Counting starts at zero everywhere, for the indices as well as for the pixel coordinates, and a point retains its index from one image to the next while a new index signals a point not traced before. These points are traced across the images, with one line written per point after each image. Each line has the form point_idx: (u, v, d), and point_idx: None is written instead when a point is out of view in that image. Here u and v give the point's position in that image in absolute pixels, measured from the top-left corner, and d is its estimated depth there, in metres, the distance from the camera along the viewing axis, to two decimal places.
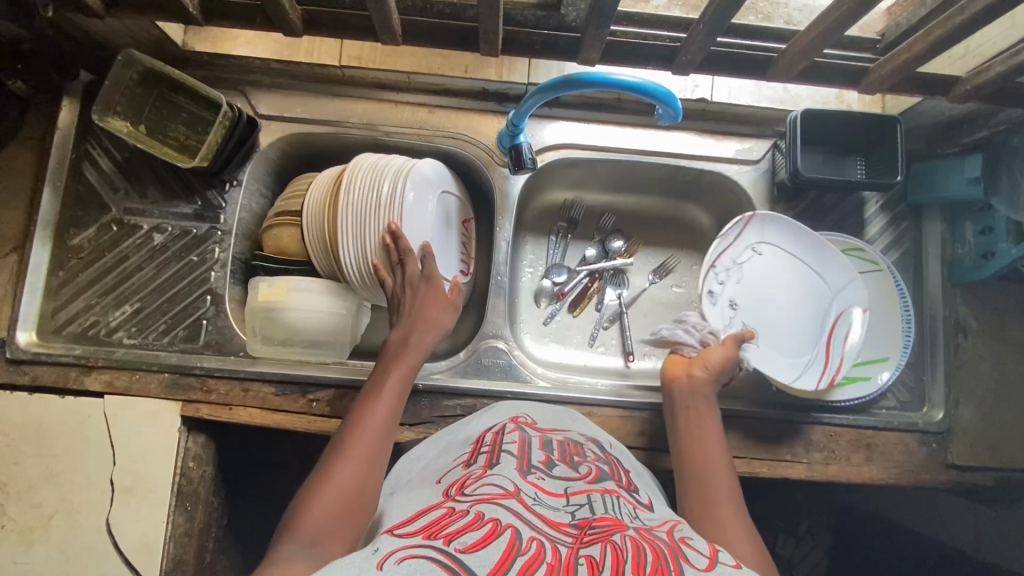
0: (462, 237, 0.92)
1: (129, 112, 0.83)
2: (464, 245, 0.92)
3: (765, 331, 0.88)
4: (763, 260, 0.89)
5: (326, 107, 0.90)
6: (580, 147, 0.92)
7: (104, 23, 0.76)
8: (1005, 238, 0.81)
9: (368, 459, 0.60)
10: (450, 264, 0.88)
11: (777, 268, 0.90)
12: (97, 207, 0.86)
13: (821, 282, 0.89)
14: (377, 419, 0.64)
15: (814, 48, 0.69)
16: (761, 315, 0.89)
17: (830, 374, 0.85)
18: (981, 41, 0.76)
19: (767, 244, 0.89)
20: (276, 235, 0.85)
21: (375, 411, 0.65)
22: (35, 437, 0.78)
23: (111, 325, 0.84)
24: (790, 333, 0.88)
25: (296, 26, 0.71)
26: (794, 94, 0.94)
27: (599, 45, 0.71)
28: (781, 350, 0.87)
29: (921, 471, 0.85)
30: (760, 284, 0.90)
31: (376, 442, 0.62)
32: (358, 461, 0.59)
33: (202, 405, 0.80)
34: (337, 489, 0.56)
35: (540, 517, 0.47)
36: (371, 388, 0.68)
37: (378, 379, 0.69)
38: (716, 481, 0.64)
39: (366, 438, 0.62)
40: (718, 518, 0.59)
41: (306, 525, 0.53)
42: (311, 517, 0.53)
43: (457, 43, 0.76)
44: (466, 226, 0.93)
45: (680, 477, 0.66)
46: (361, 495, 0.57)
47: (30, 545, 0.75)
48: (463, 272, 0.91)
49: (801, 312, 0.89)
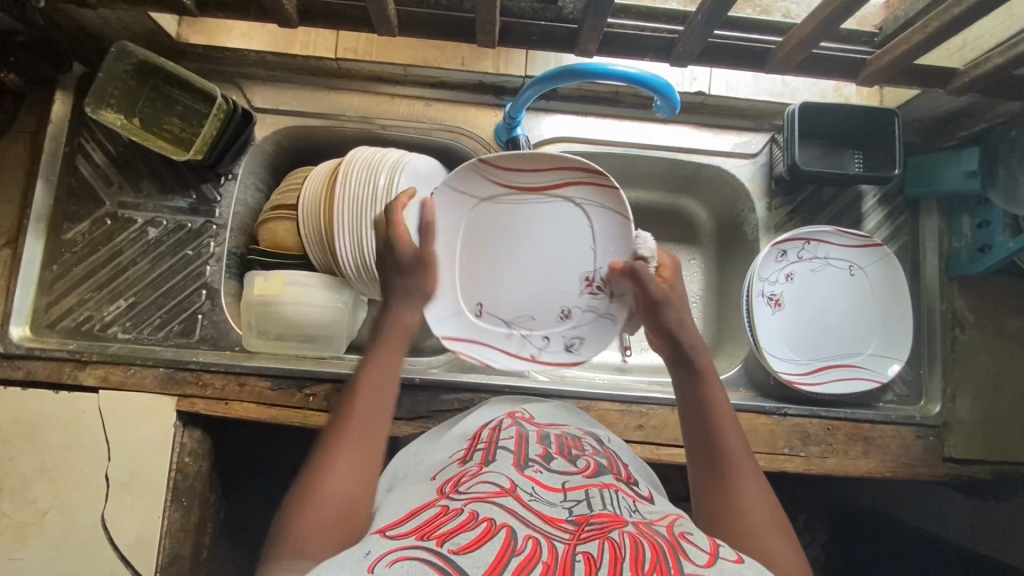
0: (565, 244, 0.79)
1: (122, 105, 0.82)
2: (553, 245, 0.79)
3: (791, 314, 0.89)
4: (848, 271, 0.90)
5: (322, 100, 0.89)
6: (579, 140, 0.91)
7: (97, 14, 0.75)
8: (1002, 231, 0.82)
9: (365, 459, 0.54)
10: (477, 332, 0.80)
11: (852, 289, 0.90)
12: (91, 201, 0.85)
13: (870, 329, 0.89)
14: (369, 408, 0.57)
15: (815, 38, 0.68)
16: (802, 303, 0.90)
17: (791, 375, 0.86)
18: (979, 33, 0.75)
19: (863, 273, 0.90)
20: (272, 230, 0.85)
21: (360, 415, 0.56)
22: (27, 433, 0.77)
23: (106, 320, 0.83)
24: (807, 330, 0.89)
25: (290, 16, 0.70)
26: (792, 87, 0.92)
27: (598, 35, 0.70)
28: (790, 336, 0.89)
29: (919, 464, 0.85)
30: (834, 283, 0.90)
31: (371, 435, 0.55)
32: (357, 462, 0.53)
33: (197, 400, 0.80)
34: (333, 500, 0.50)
35: (536, 514, 0.47)
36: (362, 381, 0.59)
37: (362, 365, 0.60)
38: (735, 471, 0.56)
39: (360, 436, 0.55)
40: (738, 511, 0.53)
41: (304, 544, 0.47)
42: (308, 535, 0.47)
43: (454, 34, 0.75)
44: (547, 223, 0.79)
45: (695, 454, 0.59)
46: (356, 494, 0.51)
47: (24, 541, 0.75)
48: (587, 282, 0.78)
49: (839, 330, 0.89)
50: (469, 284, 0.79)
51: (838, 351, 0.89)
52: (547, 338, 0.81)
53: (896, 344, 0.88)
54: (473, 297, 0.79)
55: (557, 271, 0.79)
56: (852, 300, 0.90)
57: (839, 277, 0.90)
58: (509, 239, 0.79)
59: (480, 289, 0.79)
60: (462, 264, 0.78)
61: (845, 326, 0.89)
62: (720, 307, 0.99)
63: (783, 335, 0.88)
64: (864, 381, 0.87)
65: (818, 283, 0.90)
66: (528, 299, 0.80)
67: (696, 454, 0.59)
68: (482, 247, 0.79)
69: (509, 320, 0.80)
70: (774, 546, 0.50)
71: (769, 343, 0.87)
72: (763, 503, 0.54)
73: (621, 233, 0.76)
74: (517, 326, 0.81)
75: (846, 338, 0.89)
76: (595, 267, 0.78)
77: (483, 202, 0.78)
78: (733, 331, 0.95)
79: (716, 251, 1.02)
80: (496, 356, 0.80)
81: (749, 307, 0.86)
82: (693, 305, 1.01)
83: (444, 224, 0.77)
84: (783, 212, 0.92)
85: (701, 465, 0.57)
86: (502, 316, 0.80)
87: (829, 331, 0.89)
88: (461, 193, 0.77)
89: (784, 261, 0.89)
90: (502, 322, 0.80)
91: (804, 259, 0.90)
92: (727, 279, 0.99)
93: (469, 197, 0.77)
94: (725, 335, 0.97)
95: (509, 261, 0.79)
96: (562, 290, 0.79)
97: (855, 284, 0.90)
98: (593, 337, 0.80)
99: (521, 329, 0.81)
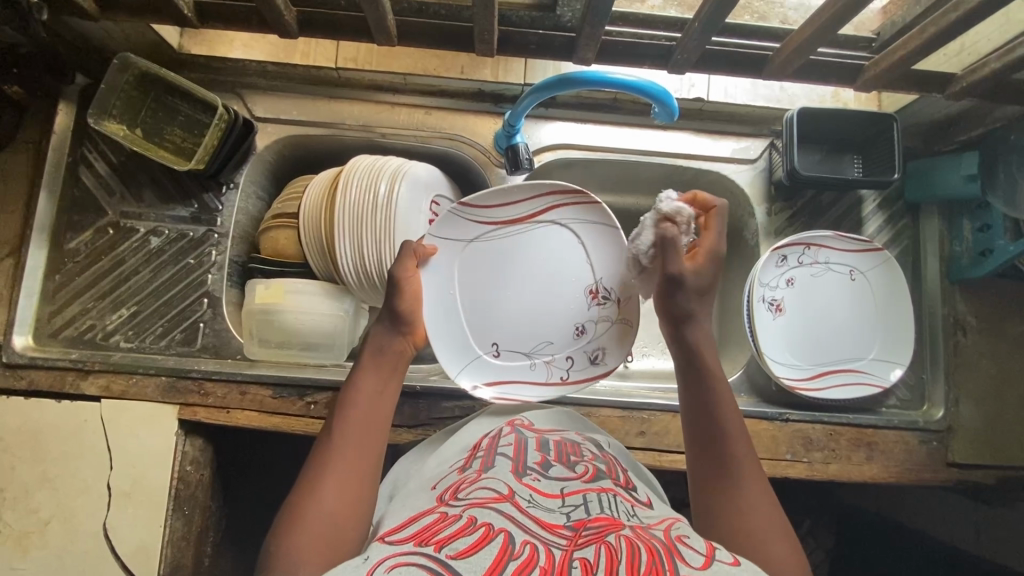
0: (568, 263, 0.79)
1: (125, 116, 0.82)
2: (553, 268, 0.79)
3: (792, 327, 0.89)
4: (850, 277, 0.90)
5: (323, 110, 0.90)
6: (578, 147, 0.91)
7: (100, 27, 0.76)
8: (1002, 235, 0.81)
9: (358, 476, 0.54)
10: (503, 371, 0.79)
11: (853, 297, 0.90)
12: (94, 211, 0.86)
13: (872, 338, 0.89)
14: (360, 426, 0.58)
15: (811, 45, 0.69)
16: (805, 313, 0.90)
17: (794, 383, 0.86)
18: (976, 38, 0.76)
19: (866, 278, 0.90)
20: (273, 238, 0.85)
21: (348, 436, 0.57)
22: (31, 442, 0.77)
23: (108, 329, 0.84)
24: (808, 343, 0.89)
25: (291, 27, 0.71)
26: (790, 93, 0.93)
27: (595, 44, 0.71)
28: (793, 348, 0.88)
29: (923, 470, 0.84)
30: (836, 292, 0.90)
31: (365, 454, 0.56)
32: (347, 476, 0.54)
33: (199, 408, 0.80)
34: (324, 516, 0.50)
35: (535, 520, 0.47)
36: (352, 400, 0.60)
37: (351, 383, 0.62)
38: (740, 475, 0.55)
39: (351, 453, 0.56)
40: (741, 515, 0.53)
41: (294, 559, 0.47)
42: (297, 550, 0.48)
43: (453, 43, 0.75)
44: (543, 244, 0.79)
45: (699, 456, 0.58)
46: (349, 508, 0.52)
47: (26, 551, 0.75)
48: (592, 292, 0.79)
49: (841, 338, 0.89)
50: (481, 326, 0.78)
51: (840, 360, 0.88)
52: (570, 357, 0.80)
53: (895, 351, 0.88)
54: (488, 339, 0.79)
55: (561, 294, 0.79)
56: (854, 307, 0.90)
57: (840, 284, 0.90)
58: (508, 271, 0.78)
59: (490, 330, 0.79)
60: (469, 304, 0.78)
61: (845, 335, 0.89)
62: (722, 314, 0.99)
63: (787, 347, 0.88)
64: (868, 387, 0.87)
65: (819, 291, 0.90)
66: (541, 328, 0.79)
67: (699, 456, 0.58)
68: (483, 286, 0.78)
69: (529, 351, 0.80)
70: (776, 549, 0.50)
71: (769, 348, 0.86)
72: (768, 505, 0.54)
73: (610, 242, 0.78)
74: (539, 355, 0.80)
75: (847, 345, 0.89)
76: (597, 278, 0.79)
77: (472, 243, 0.77)
78: (734, 336, 0.95)
79: None
80: (529, 389, 0.79)
81: (750, 311, 0.86)
82: None
83: (441, 276, 0.75)
84: (784, 216, 0.93)
85: (704, 468, 0.57)
86: (518, 350, 0.80)
87: (831, 341, 0.89)
88: (447, 241, 0.76)
89: (785, 266, 0.89)
90: (523, 356, 0.80)
91: (805, 263, 0.89)
92: (728, 285, 0.99)
93: (458, 241, 0.76)
94: (728, 340, 0.97)
95: (513, 295, 0.79)
96: (570, 310, 0.79)
97: (856, 289, 0.90)
98: (613, 346, 0.79)
99: (543, 357, 0.80)
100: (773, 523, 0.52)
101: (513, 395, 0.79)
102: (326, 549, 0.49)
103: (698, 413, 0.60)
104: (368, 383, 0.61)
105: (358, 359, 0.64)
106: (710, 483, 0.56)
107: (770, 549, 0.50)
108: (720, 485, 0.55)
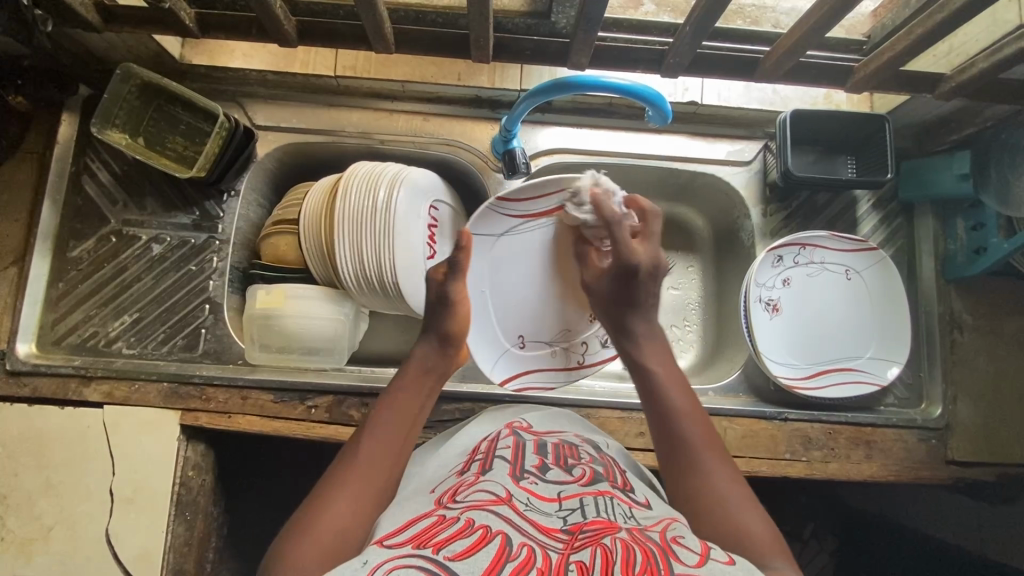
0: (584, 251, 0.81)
1: (127, 125, 0.84)
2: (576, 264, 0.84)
3: (791, 324, 0.90)
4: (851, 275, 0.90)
5: (323, 118, 0.91)
6: (574, 151, 0.92)
7: (103, 38, 0.78)
8: (995, 233, 0.82)
9: (374, 488, 0.55)
10: (527, 361, 0.85)
11: (855, 291, 0.90)
12: (97, 219, 0.87)
13: (870, 333, 0.90)
14: (386, 442, 0.59)
15: (800, 47, 0.70)
16: (800, 309, 0.91)
17: (792, 377, 0.87)
18: (964, 38, 0.77)
19: (866, 278, 0.90)
20: (275, 245, 0.86)
21: (372, 447, 0.58)
22: (33, 449, 0.77)
23: (110, 336, 0.85)
24: None
25: (290, 36, 0.72)
26: (783, 95, 0.94)
27: (589, 49, 0.72)
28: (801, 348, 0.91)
29: (922, 467, 0.84)
30: (834, 288, 0.91)
31: (384, 466, 0.57)
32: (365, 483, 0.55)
33: (201, 414, 0.80)
34: (334, 518, 0.51)
35: (531, 523, 0.47)
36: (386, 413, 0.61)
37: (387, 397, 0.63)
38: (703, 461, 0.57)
39: (371, 463, 0.56)
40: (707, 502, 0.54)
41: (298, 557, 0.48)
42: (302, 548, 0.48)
43: (450, 50, 0.77)
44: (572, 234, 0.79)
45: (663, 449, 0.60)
46: (361, 519, 0.52)
47: (30, 558, 0.75)
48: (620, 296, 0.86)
49: None
50: (508, 321, 0.84)
51: None
52: (585, 343, 0.86)
53: (890, 348, 0.88)
54: (513, 332, 0.84)
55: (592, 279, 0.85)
56: (856, 303, 0.90)
57: (840, 280, 0.91)
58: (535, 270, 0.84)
59: (518, 324, 0.84)
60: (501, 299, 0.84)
61: (842, 331, 0.90)
62: (718, 316, 1.00)
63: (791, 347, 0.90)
64: (867, 385, 0.87)
65: (817, 289, 0.91)
66: (561, 320, 0.86)
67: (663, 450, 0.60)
68: (510, 286, 0.84)
69: (550, 341, 0.86)
70: (749, 526, 0.51)
71: (766, 346, 0.87)
72: (734, 483, 0.55)
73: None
74: (559, 343, 0.86)
75: (843, 341, 0.90)
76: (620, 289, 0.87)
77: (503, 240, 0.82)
78: (731, 338, 0.96)
79: (713, 259, 1.03)
80: (549, 377, 0.85)
81: (748, 312, 0.86)
82: (693, 314, 1.02)
83: (474, 272, 0.81)
84: (779, 217, 0.93)
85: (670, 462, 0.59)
86: (543, 340, 0.86)
87: None
88: (481, 237, 0.81)
89: (781, 266, 0.89)
90: (544, 344, 0.86)
91: (801, 264, 0.90)
92: (724, 286, 1.00)
93: (488, 237, 0.81)
94: (724, 342, 0.98)
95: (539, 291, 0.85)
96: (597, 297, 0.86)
97: (857, 283, 0.90)
98: None
99: (562, 344, 0.86)
100: (742, 502, 0.54)
101: (534, 384, 0.85)
102: (330, 556, 0.48)
103: (650, 405, 0.63)
104: (406, 401, 0.63)
105: (395, 375, 0.66)
106: (676, 478, 0.57)
107: (744, 526, 0.51)
108: (685, 475, 0.57)
